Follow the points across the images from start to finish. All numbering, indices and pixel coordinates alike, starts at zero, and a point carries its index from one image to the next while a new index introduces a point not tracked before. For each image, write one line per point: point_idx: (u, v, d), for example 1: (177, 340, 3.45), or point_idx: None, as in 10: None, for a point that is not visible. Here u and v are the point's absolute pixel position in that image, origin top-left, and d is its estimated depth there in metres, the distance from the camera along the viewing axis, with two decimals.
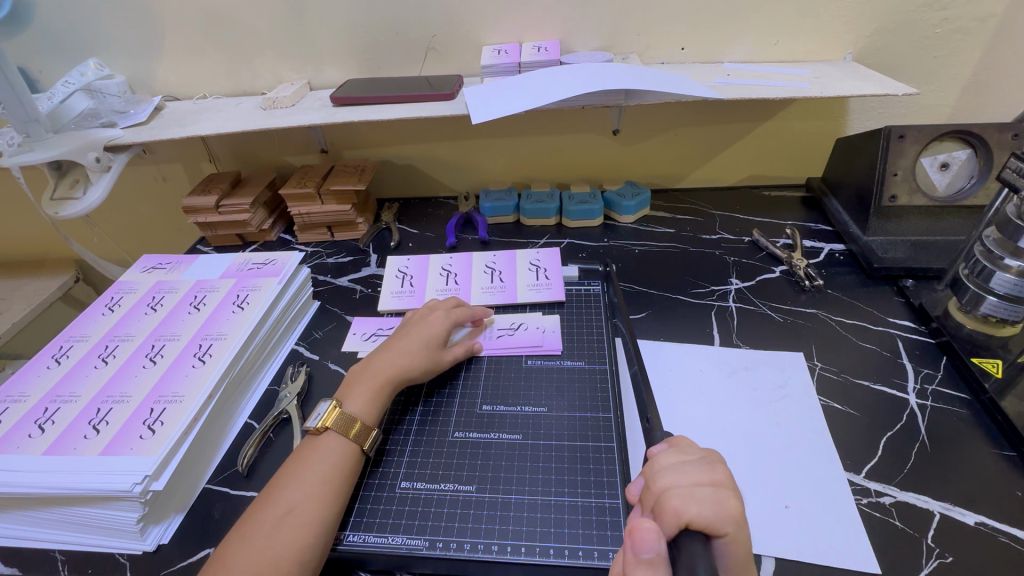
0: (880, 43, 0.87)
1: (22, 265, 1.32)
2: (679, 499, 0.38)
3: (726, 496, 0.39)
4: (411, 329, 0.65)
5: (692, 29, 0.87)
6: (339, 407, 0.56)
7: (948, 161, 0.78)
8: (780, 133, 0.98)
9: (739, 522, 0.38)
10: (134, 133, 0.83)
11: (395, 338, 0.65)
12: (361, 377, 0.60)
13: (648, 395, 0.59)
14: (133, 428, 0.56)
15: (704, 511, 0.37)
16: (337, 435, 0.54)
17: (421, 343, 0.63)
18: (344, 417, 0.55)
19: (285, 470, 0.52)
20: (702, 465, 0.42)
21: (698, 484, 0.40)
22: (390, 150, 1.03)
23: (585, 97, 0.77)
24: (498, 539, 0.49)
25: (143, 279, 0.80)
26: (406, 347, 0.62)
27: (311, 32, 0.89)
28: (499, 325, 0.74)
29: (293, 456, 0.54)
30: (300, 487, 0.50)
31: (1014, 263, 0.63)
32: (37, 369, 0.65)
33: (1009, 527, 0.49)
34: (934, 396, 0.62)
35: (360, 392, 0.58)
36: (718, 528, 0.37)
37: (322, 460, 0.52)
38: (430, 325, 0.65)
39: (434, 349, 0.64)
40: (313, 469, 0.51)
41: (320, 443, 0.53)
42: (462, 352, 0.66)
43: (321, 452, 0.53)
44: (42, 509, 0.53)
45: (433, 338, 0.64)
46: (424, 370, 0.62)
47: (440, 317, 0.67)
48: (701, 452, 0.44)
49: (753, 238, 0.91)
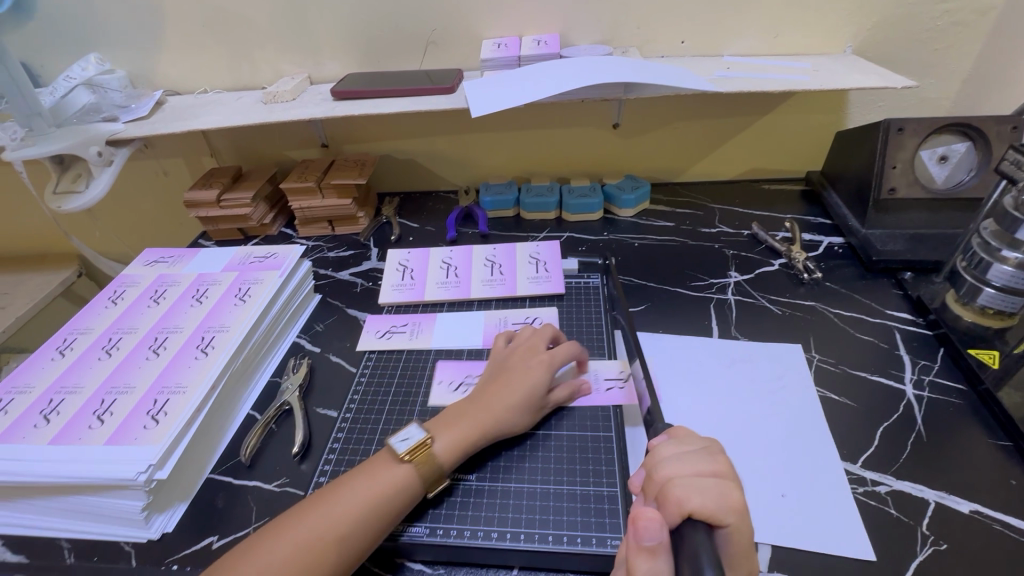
0: (881, 36, 0.87)
1: (23, 260, 1.33)
2: (682, 489, 0.38)
3: (727, 488, 0.39)
4: (512, 377, 0.58)
5: (692, 22, 0.87)
6: (429, 445, 0.52)
7: (946, 154, 0.78)
8: (780, 127, 0.98)
9: (741, 514, 0.38)
10: (135, 127, 0.84)
11: (493, 384, 0.58)
12: (454, 421, 0.55)
13: (649, 398, 0.56)
14: (137, 419, 0.56)
15: (707, 502, 0.37)
16: (412, 473, 0.50)
17: (521, 399, 0.56)
18: (430, 459, 0.51)
19: (350, 484, 0.49)
20: (704, 455, 0.43)
21: (700, 474, 0.40)
22: (391, 145, 1.03)
23: (587, 91, 0.77)
24: (497, 526, 0.50)
25: (146, 272, 0.80)
26: (505, 403, 0.56)
27: (312, 26, 0.89)
28: (607, 372, 0.64)
29: (363, 470, 0.51)
30: (360, 515, 0.47)
31: (1012, 255, 0.63)
32: (41, 360, 0.65)
33: (1004, 517, 0.50)
34: (930, 387, 0.63)
35: (451, 435, 0.53)
36: (721, 519, 0.37)
37: (389, 493, 0.49)
38: (533, 375, 0.58)
39: (538, 403, 0.57)
40: (380, 500, 0.48)
41: (395, 472, 0.50)
42: (564, 396, 0.60)
43: (392, 483, 0.49)
44: (49, 498, 0.54)
45: (538, 392, 0.57)
46: (522, 428, 0.56)
47: (544, 365, 0.59)
48: (702, 442, 0.44)
49: (752, 232, 0.91)
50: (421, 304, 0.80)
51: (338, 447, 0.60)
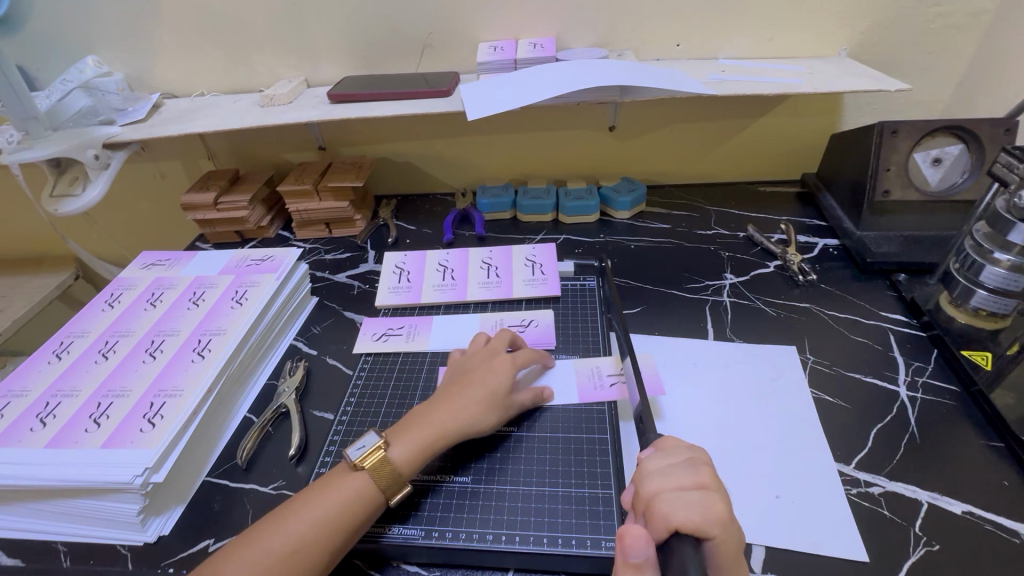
0: (875, 39, 0.87)
1: (20, 262, 1.32)
2: (667, 504, 0.39)
3: (714, 500, 0.39)
4: (473, 379, 0.58)
5: (688, 25, 0.87)
6: (384, 449, 0.52)
7: (940, 156, 0.78)
8: (775, 129, 0.99)
9: (727, 525, 0.38)
10: (132, 130, 0.84)
11: (453, 386, 0.58)
12: (415, 424, 0.55)
13: (638, 400, 0.56)
14: (133, 422, 0.56)
15: (692, 516, 0.38)
16: (367, 479, 0.50)
17: (483, 398, 0.56)
18: (385, 465, 0.51)
19: (306, 495, 0.49)
20: (688, 467, 0.42)
21: (685, 487, 0.40)
22: (387, 147, 1.04)
23: (582, 94, 0.77)
24: (492, 529, 0.50)
25: (142, 276, 0.80)
26: (466, 403, 0.56)
27: (309, 29, 0.90)
28: (610, 369, 0.65)
29: (319, 482, 0.51)
30: (313, 523, 0.47)
31: (1004, 258, 0.64)
32: (37, 364, 0.65)
33: (996, 517, 0.50)
34: (924, 388, 0.63)
35: (412, 439, 0.53)
36: (707, 531, 0.38)
37: (343, 500, 0.49)
38: (494, 376, 0.58)
39: (500, 402, 0.57)
40: (333, 508, 0.48)
41: (350, 481, 0.50)
42: (529, 399, 0.60)
43: (346, 490, 0.49)
44: (46, 502, 0.54)
45: (498, 391, 0.57)
46: (486, 428, 0.56)
47: (505, 366, 0.60)
48: (686, 453, 0.44)
49: (747, 234, 0.91)
50: (418, 306, 0.80)
51: (335, 449, 0.60)
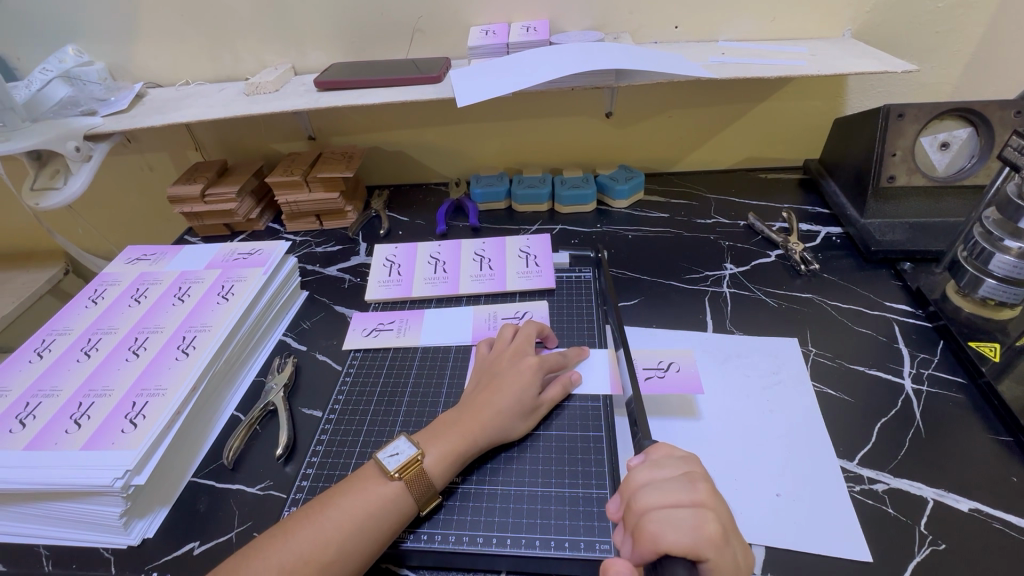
0: (881, 18, 0.84)
1: (10, 258, 1.31)
2: (656, 524, 0.37)
3: (705, 520, 0.37)
4: (503, 381, 0.56)
5: (687, 7, 0.84)
6: (420, 461, 0.49)
7: (948, 140, 0.76)
8: (777, 114, 0.96)
9: (720, 546, 0.37)
10: (113, 121, 0.81)
11: (483, 389, 0.56)
12: (446, 426, 0.53)
13: (632, 398, 0.54)
14: (115, 423, 0.55)
15: (683, 537, 0.36)
16: (403, 491, 0.48)
17: (515, 403, 0.55)
18: (420, 476, 0.49)
19: (334, 498, 0.47)
20: (681, 483, 0.40)
21: (674, 504, 0.39)
22: (378, 136, 1.01)
23: (576, 78, 0.74)
24: (483, 532, 0.49)
25: (127, 271, 0.78)
26: (498, 407, 0.54)
27: (293, 13, 0.87)
28: (645, 363, 0.64)
29: (344, 486, 0.49)
30: (347, 530, 0.45)
31: (1014, 245, 0.61)
32: (19, 363, 0.64)
33: (1004, 514, 0.48)
34: (930, 381, 0.61)
35: (445, 441, 0.52)
36: (700, 554, 0.36)
37: (376, 508, 0.47)
38: (525, 377, 0.56)
39: (528, 405, 0.56)
40: (368, 519, 0.46)
41: (384, 490, 0.48)
42: (557, 394, 0.58)
43: (379, 498, 0.47)
44: (26, 504, 0.52)
45: (527, 395, 0.56)
46: (514, 433, 0.55)
47: (533, 367, 0.58)
48: (681, 467, 0.42)
49: (748, 222, 0.89)
50: (409, 301, 0.78)
51: (322, 449, 0.58)
